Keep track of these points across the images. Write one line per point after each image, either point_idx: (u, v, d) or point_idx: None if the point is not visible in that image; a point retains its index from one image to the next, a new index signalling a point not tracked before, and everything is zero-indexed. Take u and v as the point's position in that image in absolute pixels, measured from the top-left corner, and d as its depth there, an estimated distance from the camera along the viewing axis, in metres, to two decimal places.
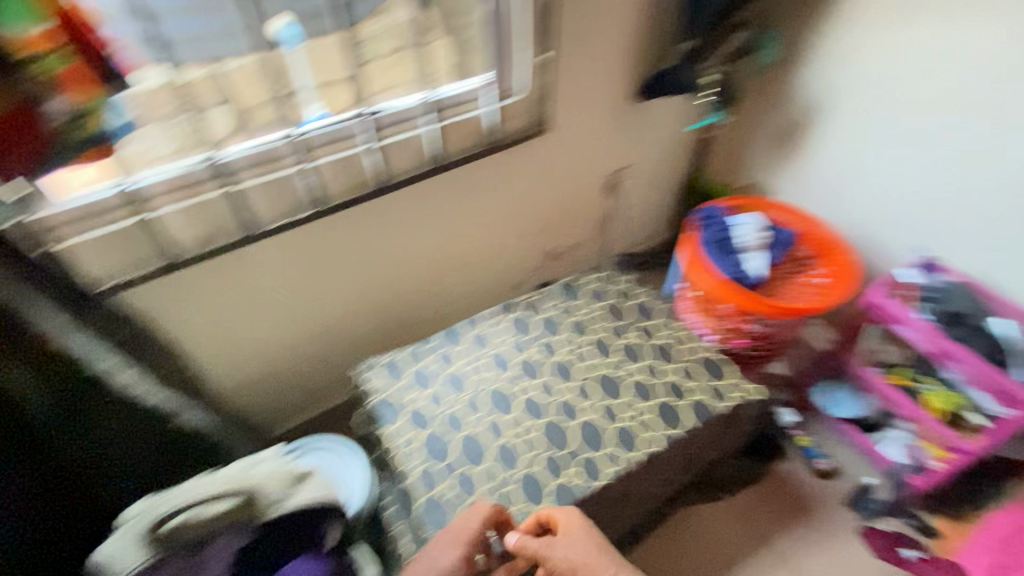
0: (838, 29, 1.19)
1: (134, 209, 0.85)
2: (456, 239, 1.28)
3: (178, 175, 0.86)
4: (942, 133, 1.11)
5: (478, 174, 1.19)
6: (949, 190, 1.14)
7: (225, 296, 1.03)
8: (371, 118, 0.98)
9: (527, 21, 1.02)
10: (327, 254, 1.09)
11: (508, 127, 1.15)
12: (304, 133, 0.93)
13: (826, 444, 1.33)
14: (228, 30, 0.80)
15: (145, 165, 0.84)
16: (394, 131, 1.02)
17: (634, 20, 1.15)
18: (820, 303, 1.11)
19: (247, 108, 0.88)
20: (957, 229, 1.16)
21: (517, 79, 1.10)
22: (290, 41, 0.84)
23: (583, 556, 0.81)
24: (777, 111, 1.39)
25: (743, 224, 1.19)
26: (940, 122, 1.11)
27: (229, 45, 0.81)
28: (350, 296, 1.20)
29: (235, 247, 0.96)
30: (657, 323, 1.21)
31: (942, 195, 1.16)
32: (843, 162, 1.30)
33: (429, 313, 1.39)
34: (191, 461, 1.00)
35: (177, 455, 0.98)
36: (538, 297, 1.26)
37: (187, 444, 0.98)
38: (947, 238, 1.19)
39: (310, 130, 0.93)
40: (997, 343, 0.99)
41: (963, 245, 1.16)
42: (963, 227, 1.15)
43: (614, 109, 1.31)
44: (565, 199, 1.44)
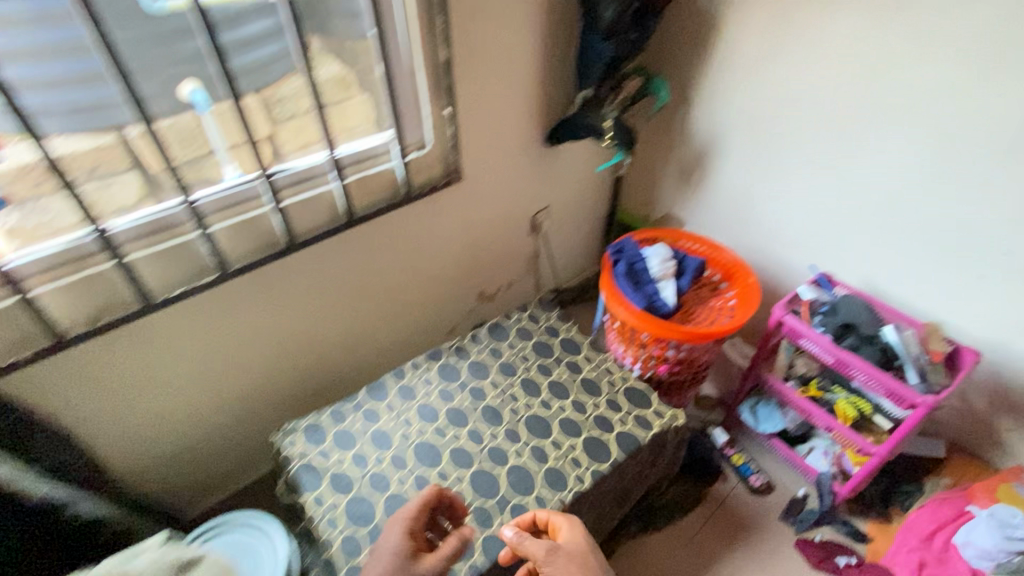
0: (721, 72, 1.30)
1: (10, 288, 0.79)
2: (381, 290, 1.28)
3: (60, 251, 0.82)
4: (822, 159, 1.22)
5: (396, 225, 1.20)
6: (833, 210, 1.25)
7: (126, 371, 0.97)
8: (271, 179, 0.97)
9: (427, 78, 1.06)
10: (240, 317, 1.06)
11: (421, 177, 1.17)
12: (195, 200, 0.90)
13: (760, 460, 1.38)
14: (111, 101, 0.80)
15: (22, 242, 0.80)
16: (297, 190, 1.01)
17: (533, 72, 1.22)
18: (729, 323, 1.18)
19: (148, 173, 0.87)
20: (845, 244, 1.27)
21: (425, 131, 1.13)
22: (202, 105, 0.88)
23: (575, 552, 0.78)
24: (680, 148, 1.50)
25: (652, 255, 1.27)
26: (818, 149, 1.21)
27: (113, 116, 0.82)
28: (268, 359, 1.16)
29: (132, 319, 0.91)
30: (584, 358, 1.23)
31: (829, 215, 1.27)
32: (742, 190, 1.41)
33: (358, 367, 1.36)
34: (85, 556, 0.92)
35: (68, 552, 0.89)
36: (465, 343, 1.25)
37: (81, 538, 0.90)
38: (838, 253, 1.29)
39: (201, 197, 0.91)
40: (889, 351, 1.04)
41: (851, 258, 1.27)
42: (849, 241, 1.26)
43: (526, 153, 1.36)
44: (489, 242, 1.47)
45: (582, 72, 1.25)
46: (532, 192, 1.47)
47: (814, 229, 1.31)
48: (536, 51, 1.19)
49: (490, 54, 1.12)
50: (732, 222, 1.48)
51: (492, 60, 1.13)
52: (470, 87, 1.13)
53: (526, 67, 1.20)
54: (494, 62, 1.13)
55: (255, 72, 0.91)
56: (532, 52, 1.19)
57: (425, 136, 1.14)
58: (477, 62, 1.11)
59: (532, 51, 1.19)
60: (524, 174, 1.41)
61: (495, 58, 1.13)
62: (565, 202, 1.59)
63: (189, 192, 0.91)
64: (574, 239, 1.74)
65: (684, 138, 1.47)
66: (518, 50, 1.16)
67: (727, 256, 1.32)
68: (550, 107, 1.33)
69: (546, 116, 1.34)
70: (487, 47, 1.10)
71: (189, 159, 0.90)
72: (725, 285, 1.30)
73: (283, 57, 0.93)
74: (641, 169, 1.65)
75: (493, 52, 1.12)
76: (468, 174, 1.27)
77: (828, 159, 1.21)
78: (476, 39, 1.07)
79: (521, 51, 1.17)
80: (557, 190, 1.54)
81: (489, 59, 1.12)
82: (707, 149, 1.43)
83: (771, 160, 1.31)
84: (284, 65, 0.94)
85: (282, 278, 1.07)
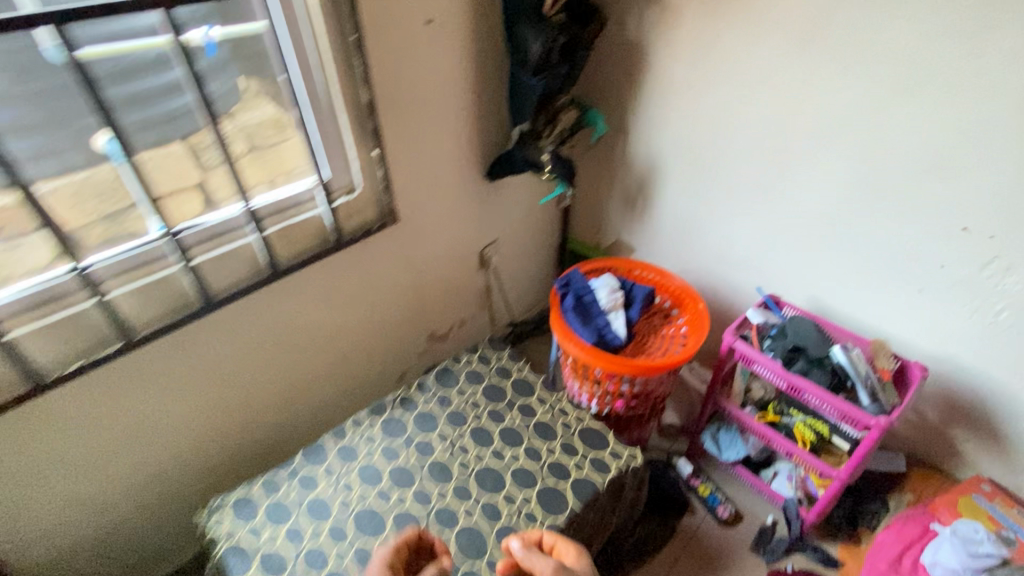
0: (655, 100, 1.31)
1: None
2: (320, 341, 1.21)
3: None
4: (757, 181, 1.23)
5: (330, 273, 1.14)
6: (773, 230, 1.26)
7: (21, 461, 0.87)
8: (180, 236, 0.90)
9: (351, 120, 1.02)
10: (156, 386, 0.97)
11: (353, 222, 1.12)
12: (86, 266, 0.83)
13: (725, 488, 1.34)
14: None
15: None
16: (212, 245, 0.94)
17: (465, 108, 1.20)
18: (681, 352, 1.15)
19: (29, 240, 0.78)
20: (788, 263, 1.27)
21: (353, 175, 1.08)
22: (119, 155, 0.81)
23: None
24: (623, 174, 1.49)
25: (599, 287, 1.24)
26: (753, 173, 1.22)
27: None
28: (195, 427, 1.06)
29: (22, 402, 0.82)
30: (537, 400, 1.17)
31: (770, 235, 1.27)
32: (687, 214, 1.41)
33: (300, 424, 1.27)
34: None
35: None
36: (411, 392, 1.18)
37: None
38: (783, 272, 1.29)
39: (94, 262, 0.83)
40: (839, 372, 1.03)
41: (796, 277, 1.27)
42: (792, 261, 1.26)
43: (466, 189, 1.33)
44: (436, 281, 1.42)
45: (515, 106, 1.23)
46: (477, 227, 1.44)
47: (758, 250, 1.31)
48: (466, 87, 1.17)
49: (417, 92, 1.08)
50: (680, 246, 1.47)
51: (419, 98, 1.10)
52: (398, 127, 1.09)
53: (457, 103, 1.17)
54: (423, 100, 1.10)
55: (156, 128, 0.84)
56: (461, 88, 1.16)
57: (354, 180, 1.09)
58: (403, 101, 1.07)
59: (462, 87, 1.16)
60: (467, 210, 1.37)
61: (423, 97, 1.10)
62: (513, 235, 1.56)
63: (81, 258, 0.83)
64: (527, 271, 1.71)
65: (626, 166, 1.47)
66: (446, 88, 1.13)
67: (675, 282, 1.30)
68: (487, 142, 1.30)
69: (484, 150, 1.31)
70: (413, 86, 1.07)
71: (85, 222, 0.83)
72: (676, 311, 1.28)
73: (187, 113, 0.86)
74: (587, 198, 1.64)
75: (419, 91, 1.09)
76: (406, 214, 1.22)
77: (764, 182, 1.21)
78: (400, 78, 1.04)
79: (450, 88, 1.14)
80: (503, 224, 1.51)
81: (416, 97, 1.09)
82: (649, 175, 1.44)
83: (710, 184, 1.32)
84: (189, 121, 0.87)
85: (203, 340, 0.99)
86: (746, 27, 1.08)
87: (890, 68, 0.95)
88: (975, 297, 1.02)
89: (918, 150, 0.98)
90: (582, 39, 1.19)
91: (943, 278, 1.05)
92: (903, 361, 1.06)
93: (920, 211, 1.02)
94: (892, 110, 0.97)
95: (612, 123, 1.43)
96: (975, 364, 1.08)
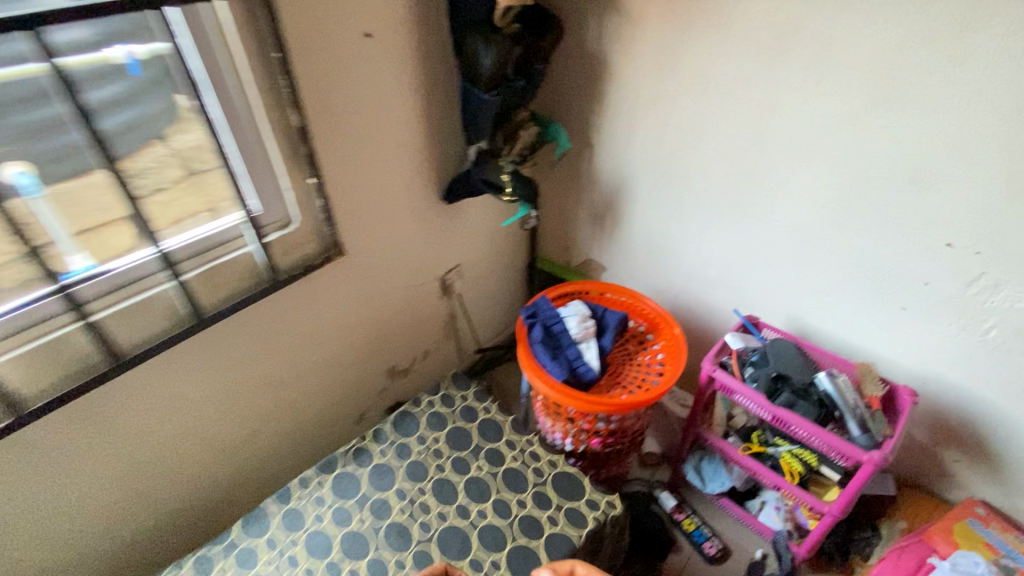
0: (619, 113, 1.23)
1: None
2: (262, 388, 1.09)
3: None
4: (729, 197, 1.16)
5: (267, 314, 1.02)
6: (749, 247, 1.19)
7: None
8: (76, 288, 0.79)
9: (282, 147, 0.91)
10: (60, 455, 0.85)
11: (292, 257, 1.01)
12: None
13: (712, 521, 1.26)
14: None
15: None
16: (121, 296, 0.82)
17: (415, 127, 1.10)
18: (659, 384, 1.07)
19: None
20: (767, 282, 1.20)
21: (287, 205, 0.97)
22: (32, 189, 0.72)
23: None
24: (591, 191, 1.41)
25: (569, 315, 1.15)
26: (725, 188, 1.16)
27: None
28: (108, 494, 0.94)
29: None
30: (506, 443, 1.07)
31: (746, 253, 1.20)
32: (658, 232, 1.34)
33: (241, 478, 1.16)
34: None
35: None
36: (365, 442, 1.07)
37: None
38: (761, 291, 1.23)
39: None
40: (827, 402, 0.96)
41: (774, 296, 1.20)
42: (770, 279, 1.20)
43: (421, 214, 1.23)
44: (394, 313, 1.31)
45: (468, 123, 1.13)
46: (436, 253, 1.34)
47: (734, 268, 1.24)
48: (415, 105, 1.07)
49: (358, 113, 0.98)
50: (653, 264, 1.40)
51: (361, 119, 0.99)
52: (339, 152, 0.99)
53: (405, 123, 1.07)
54: (365, 121, 1.00)
55: (44, 167, 0.72)
56: (409, 106, 1.06)
57: (288, 212, 0.98)
58: (343, 124, 0.97)
59: (410, 105, 1.07)
60: (424, 235, 1.27)
61: (365, 117, 1.00)
62: (477, 258, 1.47)
63: None
64: (495, 295, 1.61)
65: (593, 182, 1.39)
66: (392, 107, 1.03)
67: (649, 305, 1.22)
68: (443, 162, 1.21)
69: (440, 172, 1.21)
70: (353, 106, 0.97)
71: None
72: (651, 337, 1.20)
73: (79, 152, 0.74)
74: (555, 216, 1.55)
75: (360, 111, 0.98)
76: (354, 245, 1.12)
77: (736, 197, 1.15)
78: (337, 98, 0.94)
79: (396, 107, 1.04)
80: (466, 248, 1.41)
81: (357, 119, 0.99)
82: (617, 192, 1.36)
83: (681, 200, 1.25)
84: (83, 161, 0.75)
85: (113, 400, 0.87)
86: (711, 35, 1.01)
87: (863, 78, 0.89)
88: (961, 315, 0.97)
89: (897, 163, 0.92)
90: (539, 52, 1.11)
91: (927, 295, 0.99)
92: (892, 386, 1.00)
93: (901, 226, 0.96)
94: (867, 121, 0.92)
95: (577, 138, 1.35)
96: (965, 383, 1.02)
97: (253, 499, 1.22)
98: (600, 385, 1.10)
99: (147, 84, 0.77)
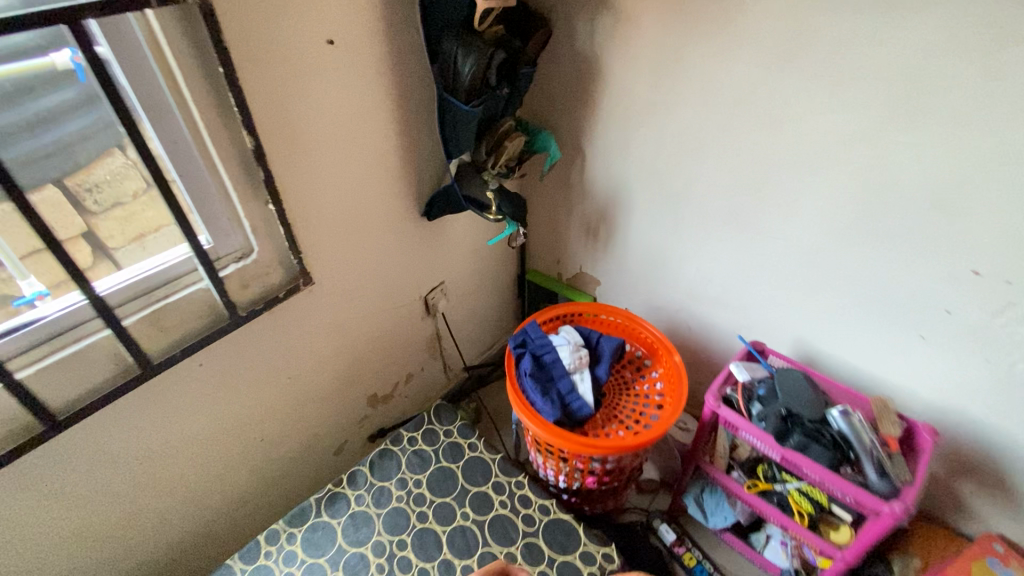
0: (613, 121, 1.13)
1: None
2: (227, 431, 1.00)
3: None
4: (732, 214, 1.07)
5: (227, 353, 0.93)
6: (753, 266, 1.11)
7: None
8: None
9: (234, 172, 0.81)
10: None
11: (255, 291, 0.91)
12: None
13: (713, 553, 1.19)
14: None
15: None
16: (49, 351, 0.73)
17: (389, 141, 1.00)
18: (659, 421, 0.99)
19: None
20: (772, 303, 1.12)
21: (246, 236, 0.87)
22: None
23: None
24: (583, 202, 1.32)
25: (562, 343, 1.06)
26: (727, 203, 1.07)
27: None
28: (50, 563, 0.84)
29: None
30: (493, 486, 1.00)
31: (750, 272, 1.12)
32: (655, 247, 1.25)
33: (206, 528, 1.06)
34: None
35: None
36: (339, 487, 0.99)
37: None
38: (765, 313, 1.15)
39: None
40: (840, 442, 0.89)
41: (780, 317, 1.12)
42: (776, 300, 1.12)
43: (399, 233, 1.13)
44: (372, 338, 1.22)
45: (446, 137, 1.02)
46: (417, 272, 1.24)
47: (738, 287, 1.16)
48: (388, 117, 0.97)
49: (323, 129, 0.88)
50: (650, 280, 1.31)
51: (326, 136, 0.89)
52: (303, 173, 0.88)
53: (377, 137, 0.97)
54: (332, 138, 0.90)
55: None
56: (381, 119, 0.96)
57: (245, 242, 0.88)
58: (306, 142, 0.86)
59: (382, 118, 0.96)
60: (402, 255, 1.18)
61: (331, 134, 0.89)
62: (462, 275, 1.37)
63: None
64: (482, 310, 1.52)
65: (585, 193, 1.30)
66: (361, 120, 0.93)
67: (647, 328, 1.14)
68: (421, 177, 1.10)
69: (418, 187, 1.11)
70: (317, 123, 0.86)
71: None
72: (649, 363, 1.12)
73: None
74: (545, 227, 1.46)
75: (325, 127, 0.88)
76: (324, 271, 1.02)
77: (739, 214, 1.06)
78: (297, 115, 0.83)
79: (366, 120, 0.94)
80: (449, 264, 1.32)
81: (322, 136, 0.88)
82: (611, 204, 1.27)
83: (679, 214, 1.16)
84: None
85: (45, 463, 0.77)
86: (714, 38, 0.91)
87: (885, 88, 0.80)
88: (985, 348, 0.89)
89: (920, 183, 0.83)
90: (524, 55, 1.01)
91: (949, 324, 0.91)
92: (909, 421, 0.93)
93: (922, 250, 0.88)
94: (888, 137, 0.83)
95: (567, 146, 1.25)
96: (987, 416, 0.95)
97: (222, 547, 1.12)
98: (595, 419, 1.02)
99: (84, 100, 0.68)
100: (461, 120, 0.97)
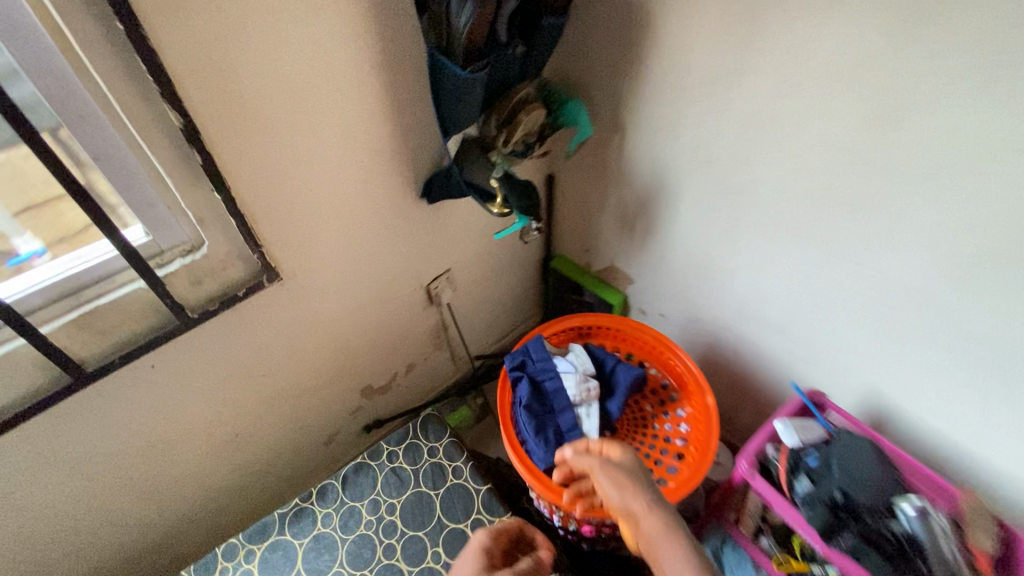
0: (661, 94, 0.89)
1: None
2: (197, 431, 0.92)
3: None
4: (805, 227, 0.82)
5: (186, 355, 0.82)
6: (823, 293, 0.87)
7: None
8: None
9: (167, 155, 0.66)
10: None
11: (210, 289, 0.79)
12: None
13: None
14: None
15: None
16: None
17: (371, 112, 0.82)
18: (676, 478, 0.83)
19: None
20: (841, 339, 0.89)
21: (188, 228, 0.74)
22: None
23: (624, 484, 0.59)
24: (619, 187, 1.09)
25: (569, 370, 0.88)
26: (800, 212, 0.82)
27: None
28: (8, 565, 0.80)
29: None
30: (473, 524, 0.88)
31: (819, 299, 0.88)
32: (700, 252, 1.02)
33: (186, 523, 1.01)
34: None
35: None
36: (307, 502, 0.90)
37: None
38: (830, 349, 0.92)
39: None
40: (907, 548, 0.70)
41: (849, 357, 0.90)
42: (847, 336, 0.88)
43: (391, 217, 0.97)
44: (364, 330, 1.10)
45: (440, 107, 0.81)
46: (416, 260, 1.09)
47: (800, 313, 0.93)
48: (368, 84, 0.78)
49: (281, 101, 0.71)
50: (691, 287, 1.09)
51: (286, 109, 0.72)
52: (258, 155, 0.73)
53: (354, 108, 0.79)
54: (294, 111, 0.73)
55: None
56: (359, 86, 0.78)
57: (191, 235, 0.75)
58: (258, 117, 0.70)
59: (362, 85, 0.78)
60: (397, 241, 1.02)
61: (292, 107, 0.72)
62: (471, 260, 1.20)
63: None
64: (497, 298, 1.36)
65: (622, 177, 1.07)
66: (332, 88, 0.75)
67: (678, 356, 0.94)
68: (416, 155, 0.92)
69: (414, 166, 0.93)
70: (271, 93, 0.69)
71: None
72: (674, 398, 0.94)
73: None
74: (573, 208, 1.25)
75: (283, 98, 0.71)
76: (299, 264, 0.88)
77: (814, 227, 0.81)
78: (243, 84, 0.66)
79: (339, 88, 0.76)
80: (456, 250, 1.15)
81: (279, 109, 0.71)
82: (652, 193, 1.04)
83: (735, 218, 0.92)
84: None
85: None
86: None
87: None
88: None
89: None
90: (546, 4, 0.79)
91: None
92: (1012, 532, 0.70)
93: None
94: None
95: (602, 119, 1.02)
96: None
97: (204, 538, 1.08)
98: None
99: None
100: (459, 89, 0.77)
